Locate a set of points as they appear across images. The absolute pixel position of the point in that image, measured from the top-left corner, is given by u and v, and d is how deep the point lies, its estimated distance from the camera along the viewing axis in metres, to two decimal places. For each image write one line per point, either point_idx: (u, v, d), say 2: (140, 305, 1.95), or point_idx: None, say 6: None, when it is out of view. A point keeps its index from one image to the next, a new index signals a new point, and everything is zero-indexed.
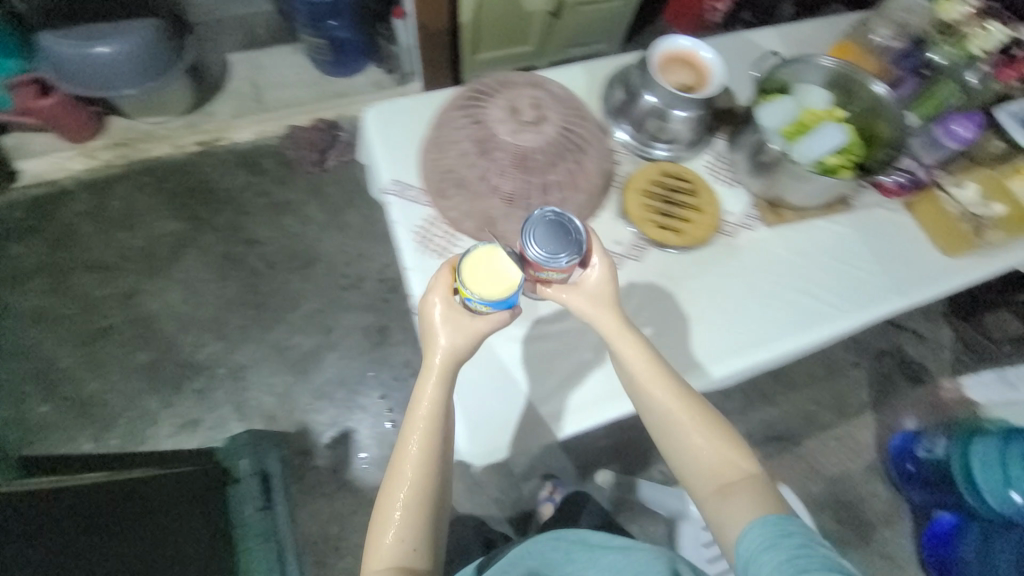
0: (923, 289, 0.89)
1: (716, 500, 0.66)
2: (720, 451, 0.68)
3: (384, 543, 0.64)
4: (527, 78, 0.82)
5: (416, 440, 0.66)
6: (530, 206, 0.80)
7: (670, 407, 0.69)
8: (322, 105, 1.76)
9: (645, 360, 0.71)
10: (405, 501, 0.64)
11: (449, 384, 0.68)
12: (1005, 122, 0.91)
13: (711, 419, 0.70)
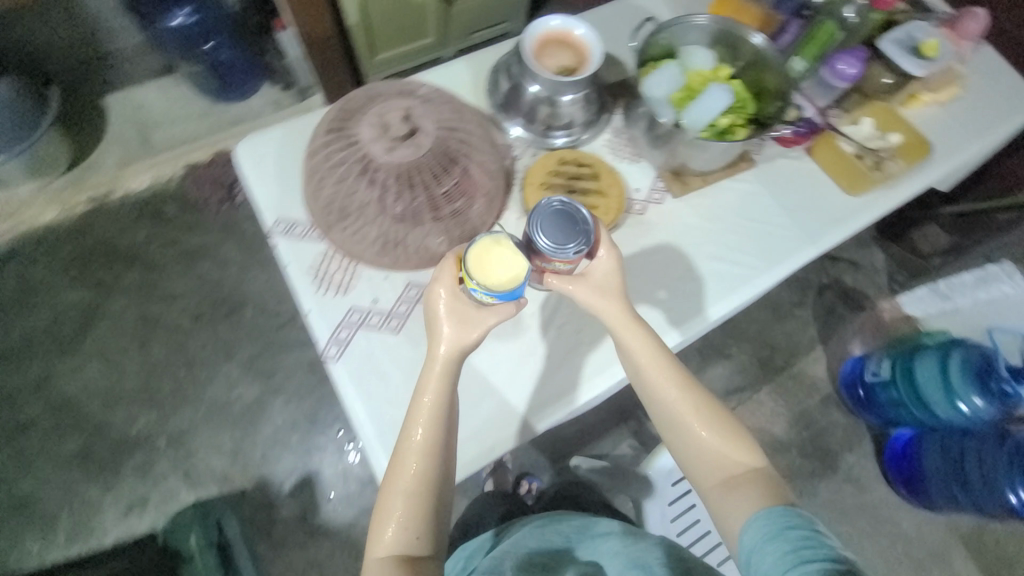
0: (831, 234, 0.90)
1: (721, 497, 0.65)
2: (732, 445, 0.67)
3: (383, 542, 0.59)
4: (396, 88, 0.77)
5: (424, 436, 0.62)
6: (422, 223, 0.74)
7: (673, 394, 0.69)
8: (218, 137, 1.64)
9: (648, 346, 0.70)
10: (406, 498, 0.60)
11: (451, 381, 0.64)
12: (890, 52, 0.91)
13: (718, 410, 0.69)
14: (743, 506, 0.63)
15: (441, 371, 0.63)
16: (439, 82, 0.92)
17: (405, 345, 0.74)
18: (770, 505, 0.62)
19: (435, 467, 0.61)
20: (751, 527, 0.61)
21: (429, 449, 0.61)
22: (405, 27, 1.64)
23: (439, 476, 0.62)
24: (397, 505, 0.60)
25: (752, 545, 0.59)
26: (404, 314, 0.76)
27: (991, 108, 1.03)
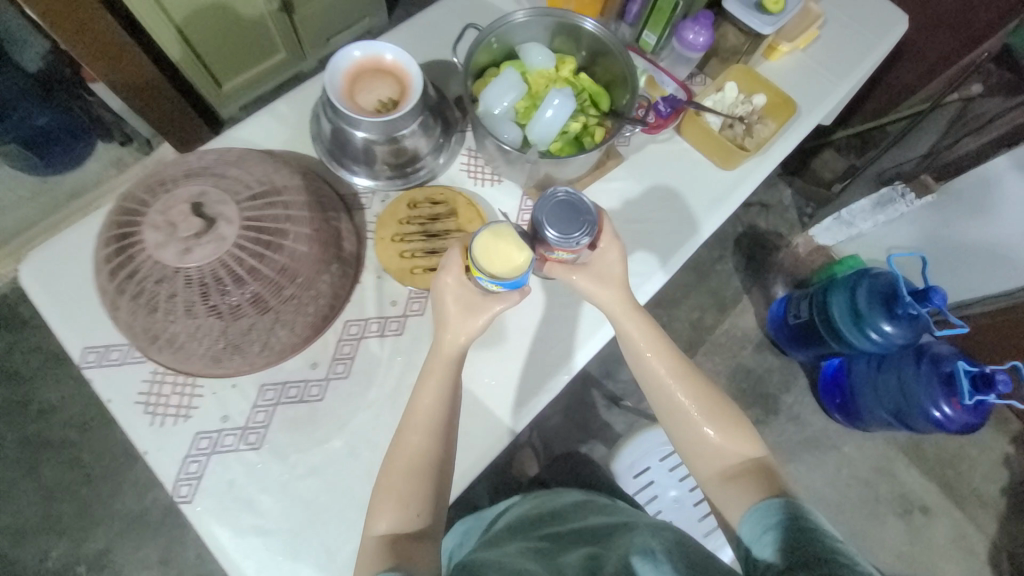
0: (718, 213, 0.86)
1: (720, 490, 0.66)
2: (731, 437, 0.68)
3: (379, 527, 0.58)
4: (181, 170, 0.64)
5: (426, 420, 0.62)
6: (251, 325, 0.63)
7: (671, 380, 0.71)
8: (58, 216, 1.42)
9: (648, 337, 0.71)
10: (399, 480, 0.59)
11: (455, 376, 0.65)
12: (736, 11, 0.83)
13: (721, 404, 0.70)
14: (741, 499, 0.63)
15: (448, 361, 0.64)
16: (257, 134, 0.79)
17: (271, 460, 0.65)
18: (764, 501, 0.60)
19: (435, 449, 0.61)
20: (748, 521, 0.60)
21: (431, 435, 0.61)
22: (247, 48, 1.44)
23: (438, 465, 0.61)
24: (392, 489, 0.59)
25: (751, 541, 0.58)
26: (264, 424, 0.66)
27: (851, 41, 1.00)
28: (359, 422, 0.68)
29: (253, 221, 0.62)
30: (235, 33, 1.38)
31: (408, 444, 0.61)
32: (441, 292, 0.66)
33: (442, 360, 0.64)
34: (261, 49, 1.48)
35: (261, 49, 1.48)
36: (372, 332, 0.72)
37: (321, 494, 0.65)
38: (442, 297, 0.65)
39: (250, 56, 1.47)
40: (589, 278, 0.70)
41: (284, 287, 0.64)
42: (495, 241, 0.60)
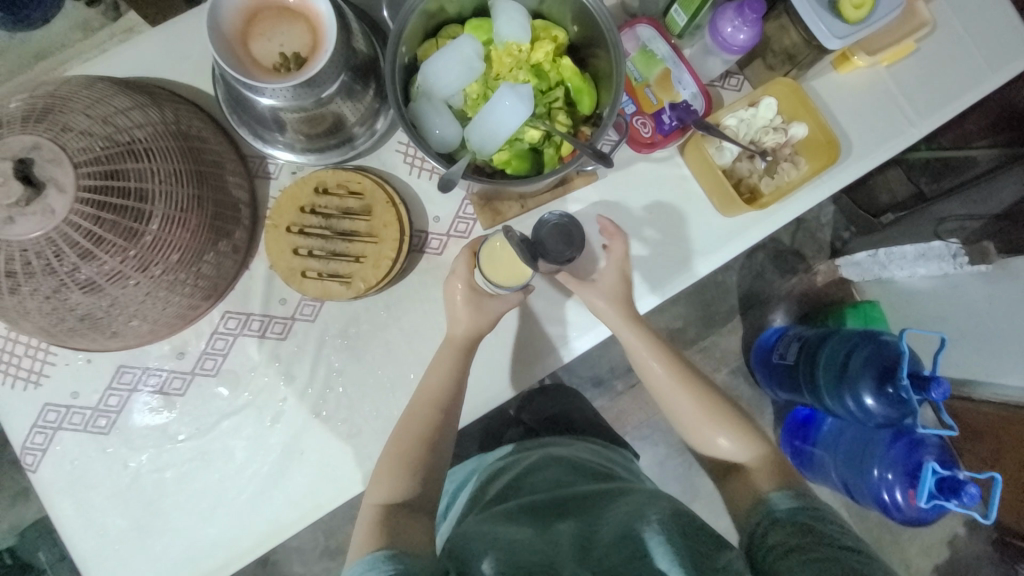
0: (700, 265, 0.70)
1: (726, 485, 0.59)
2: (731, 432, 0.61)
3: (377, 498, 0.52)
4: (20, 112, 0.52)
5: (429, 398, 0.58)
6: (94, 313, 0.55)
7: (674, 377, 0.63)
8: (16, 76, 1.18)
9: (651, 344, 0.63)
10: (401, 445, 0.55)
11: (464, 362, 0.60)
12: (801, 6, 0.60)
13: (715, 400, 0.62)
14: (742, 488, 0.57)
15: (454, 348, 0.60)
16: (158, 57, 0.65)
17: (118, 448, 0.62)
18: (773, 487, 0.54)
19: (436, 423, 0.56)
20: (755, 509, 0.53)
21: (434, 412, 0.57)
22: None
23: (443, 440, 0.57)
24: (393, 465, 0.54)
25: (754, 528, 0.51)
26: (115, 410, 0.62)
27: (950, 74, 0.77)
28: (216, 428, 0.62)
29: (92, 193, 0.50)
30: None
31: (407, 427, 0.56)
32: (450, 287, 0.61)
33: (446, 352, 0.60)
34: None
35: None
36: (251, 331, 0.64)
37: (167, 492, 0.62)
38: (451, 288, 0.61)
39: None
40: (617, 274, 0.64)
41: (127, 277, 0.54)
42: (497, 251, 0.63)
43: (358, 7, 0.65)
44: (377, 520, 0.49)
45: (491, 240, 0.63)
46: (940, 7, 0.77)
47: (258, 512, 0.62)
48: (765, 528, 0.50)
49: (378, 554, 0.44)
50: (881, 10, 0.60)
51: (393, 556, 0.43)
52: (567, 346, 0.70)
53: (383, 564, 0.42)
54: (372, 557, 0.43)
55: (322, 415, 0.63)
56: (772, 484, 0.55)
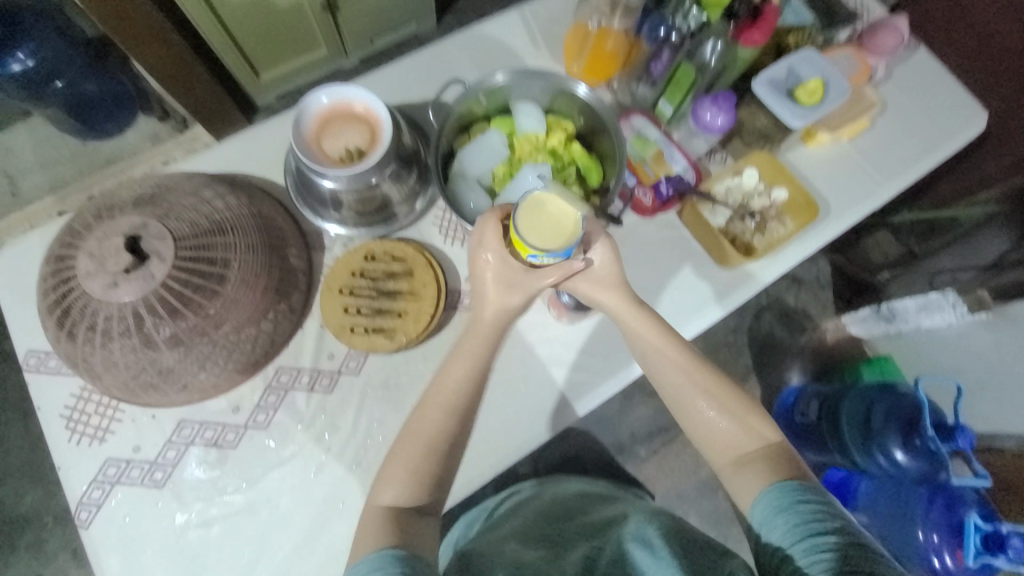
0: (708, 313, 0.77)
1: (729, 477, 0.55)
2: (733, 422, 0.56)
3: (387, 500, 0.52)
4: (133, 198, 0.63)
5: (445, 399, 0.55)
6: (169, 367, 0.62)
7: (665, 360, 0.59)
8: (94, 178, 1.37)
9: (634, 321, 0.61)
10: (411, 452, 0.53)
11: (488, 351, 0.58)
12: (765, 97, 0.73)
13: (716, 382, 0.58)
14: (748, 484, 0.52)
15: (484, 336, 0.58)
16: (238, 156, 0.79)
17: (169, 502, 0.65)
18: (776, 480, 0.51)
19: (448, 430, 0.54)
20: (754, 507, 0.50)
21: (450, 415, 0.55)
22: (287, 40, 1.35)
23: (458, 443, 0.55)
24: (397, 469, 0.53)
25: (757, 524, 0.49)
26: (170, 464, 0.66)
27: (906, 144, 0.89)
28: (262, 479, 0.66)
29: (187, 261, 0.60)
30: (273, 11, 1.25)
31: (420, 425, 0.54)
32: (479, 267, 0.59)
33: (463, 348, 0.57)
34: (300, 47, 1.39)
35: (299, 46, 1.39)
36: (301, 385, 0.69)
37: (211, 547, 0.64)
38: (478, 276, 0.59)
39: (290, 50, 1.39)
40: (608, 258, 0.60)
41: (204, 334, 0.62)
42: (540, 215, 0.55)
43: (402, 112, 0.80)
44: (386, 522, 0.50)
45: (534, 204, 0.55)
46: (888, 90, 0.91)
47: (297, 567, 0.63)
48: (766, 526, 0.48)
49: (381, 550, 0.46)
50: (834, 92, 0.73)
51: (388, 562, 0.44)
52: (592, 394, 0.74)
53: (392, 565, 0.44)
54: (379, 557, 0.45)
55: (362, 464, 0.67)
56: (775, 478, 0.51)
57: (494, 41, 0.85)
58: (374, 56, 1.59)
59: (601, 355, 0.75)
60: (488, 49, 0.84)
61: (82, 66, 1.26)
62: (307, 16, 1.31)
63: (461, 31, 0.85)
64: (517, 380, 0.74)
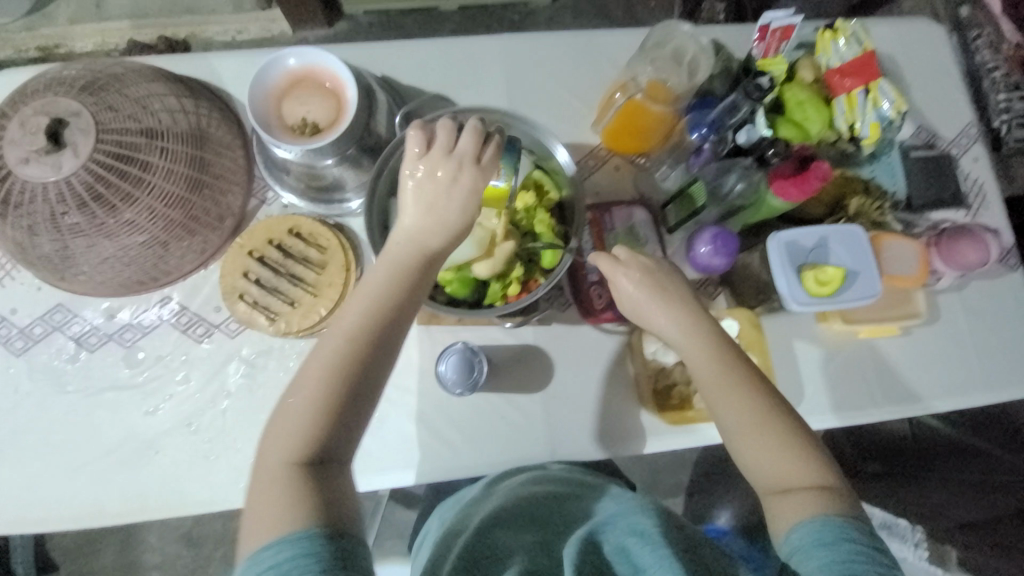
0: (604, 447, 0.68)
1: (770, 503, 0.47)
2: (780, 454, 0.48)
3: (281, 456, 0.45)
4: (81, 80, 0.61)
5: (352, 326, 0.47)
6: (52, 254, 0.61)
7: (722, 383, 0.50)
8: (165, 19, 1.35)
9: (690, 336, 0.51)
10: (318, 392, 0.46)
11: (403, 278, 0.49)
12: (772, 257, 0.63)
13: (773, 421, 0.48)
14: (794, 509, 0.45)
15: (408, 253, 0.49)
16: (232, 71, 0.75)
17: (18, 372, 0.66)
18: (827, 509, 0.45)
19: (354, 360, 0.46)
20: (790, 533, 0.45)
21: (365, 334, 0.47)
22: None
23: (383, 355, 0.48)
24: (298, 409, 0.45)
25: (788, 550, 0.44)
26: (36, 338, 0.67)
27: (939, 370, 0.73)
28: (103, 394, 0.66)
29: (99, 167, 0.57)
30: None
31: (318, 359, 0.47)
32: (419, 187, 0.48)
33: (373, 274, 0.49)
34: None
35: None
36: (178, 323, 0.68)
37: (31, 430, 0.65)
38: (411, 197, 0.48)
39: None
40: (644, 274, 0.52)
41: (96, 242, 0.60)
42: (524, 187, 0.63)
43: (408, 96, 0.74)
44: (292, 482, 0.44)
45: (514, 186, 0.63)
46: (948, 301, 0.74)
47: (91, 491, 0.64)
48: (802, 552, 0.43)
49: (297, 534, 0.41)
50: (856, 288, 0.63)
51: (316, 551, 0.40)
52: (444, 473, 0.66)
53: (323, 556, 0.40)
54: (301, 539, 0.41)
55: (192, 427, 0.65)
56: (825, 509, 0.45)
57: (539, 61, 0.76)
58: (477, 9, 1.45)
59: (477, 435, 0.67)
60: (527, 68, 0.76)
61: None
62: None
63: (511, 36, 0.76)
64: (372, 424, 0.66)
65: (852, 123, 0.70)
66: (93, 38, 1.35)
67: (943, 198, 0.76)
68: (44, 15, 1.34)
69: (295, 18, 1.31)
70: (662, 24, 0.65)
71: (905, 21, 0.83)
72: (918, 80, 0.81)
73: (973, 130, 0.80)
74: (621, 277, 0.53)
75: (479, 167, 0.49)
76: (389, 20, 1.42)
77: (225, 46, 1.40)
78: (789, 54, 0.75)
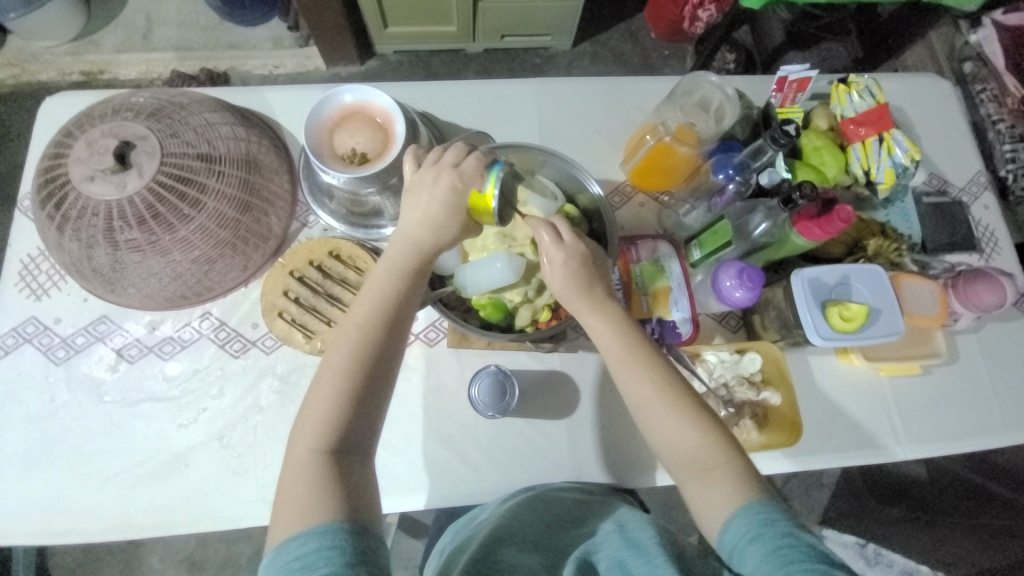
0: (629, 476, 0.68)
1: (693, 492, 0.50)
2: (699, 444, 0.51)
3: (311, 445, 0.47)
4: (147, 106, 0.66)
5: (367, 322, 0.51)
6: (105, 268, 0.64)
7: (638, 375, 0.53)
8: (208, 52, 1.43)
9: (618, 330, 0.54)
10: (336, 390, 0.49)
11: (408, 279, 0.53)
12: (796, 293, 0.65)
13: (692, 410, 0.52)
14: (715, 499, 0.48)
15: (410, 257, 0.53)
16: (283, 104, 0.80)
17: (56, 382, 0.68)
18: (747, 497, 0.47)
19: (365, 357, 0.50)
20: (721, 526, 0.47)
21: (374, 331, 0.51)
22: (424, 6, 1.31)
23: (391, 351, 0.51)
24: (322, 404, 0.48)
25: (727, 549, 0.46)
26: (77, 349, 0.69)
27: (960, 409, 0.73)
28: (136, 406, 0.67)
29: (160, 187, 0.61)
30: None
31: (333, 357, 0.50)
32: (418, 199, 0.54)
33: (378, 276, 0.53)
34: (434, 17, 1.36)
35: (434, 17, 1.36)
36: (216, 338, 0.70)
37: (64, 439, 0.66)
38: (415, 209, 0.54)
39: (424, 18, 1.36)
40: (569, 267, 0.55)
41: (148, 257, 0.63)
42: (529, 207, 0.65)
43: (446, 131, 0.79)
44: (320, 473, 0.46)
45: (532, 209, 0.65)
46: (965, 342, 0.76)
47: (117, 503, 0.64)
48: (740, 549, 0.45)
49: (320, 527, 0.43)
50: (876, 326, 0.65)
51: (341, 545, 0.42)
52: (468, 498, 0.66)
53: (349, 544, 0.42)
54: (325, 531, 0.43)
55: (223, 441, 0.66)
56: (740, 495, 0.48)
57: (571, 103, 0.81)
58: (501, 52, 1.52)
59: (503, 459, 0.68)
60: (560, 109, 0.80)
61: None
62: None
63: (545, 80, 0.81)
64: (398, 445, 0.67)
65: (867, 169, 0.74)
66: (137, 66, 1.42)
67: (956, 242, 0.79)
68: (90, 42, 1.40)
69: (330, 54, 1.39)
70: (690, 74, 0.70)
71: (913, 76, 0.88)
72: (928, 131, 0.86)
73: (982, 178, 0.84)
74: (557, 249, 0.55)
75: (473, 180, 0.54)
76: (418, 60, 1.50)
77: (261, 79, 1.48)
78: (805, 104, 0.80)
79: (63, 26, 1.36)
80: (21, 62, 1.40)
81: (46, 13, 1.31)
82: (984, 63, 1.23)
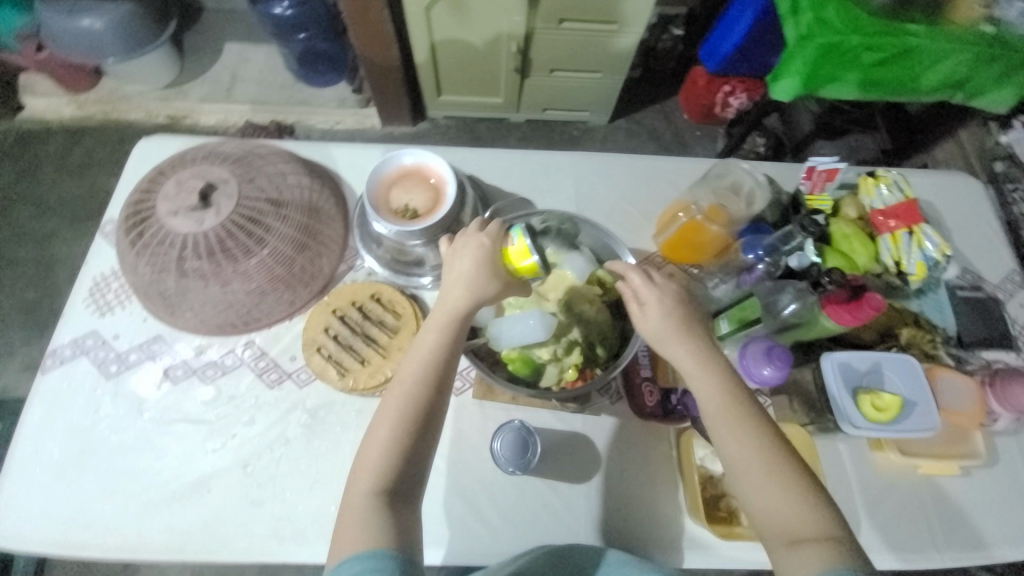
0: (646, 550, 0.66)
1: (781, 556, 0.48)
2: (793, 509, 0.48)
3: (364, 488, 0.50)
4: (232, 154, 0.74)
5: (416, 372, 0.53)
6: (171, 292, 0.70)
7: (740, 432, 0.51)
8: (280, 107, 1.59)
9: (718, 383, 0.53)
10: (394, 437, 0.51)
11: (453, 331, 0.56)
12: (828, 374, 0.66)
13: (786, 474, 0.50)
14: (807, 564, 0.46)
15: (449, 318, 0.56)
16: (346, 158, 0.88)
17: (103, 393, 0.72)
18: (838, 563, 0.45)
19: (419, 411, 0.52)
20: None
21: (425, 381, 0.53)
22: (475, 79, 1.45)
23: (441, 401, 0.53)
24: (376, 447, 0.51)
25: None
26: (129, 364, 0.74)
27: (1006, 516, 0.69)
28: (171, 425, 0.70)
29: (231, 224, 0.68)
30: (476, 59, 1.38)
31: (389, 402, 0.53)
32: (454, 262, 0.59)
33: (426, 331, 0.56)
34: (485, 89, 1.49)
35: (485, 88, 1.49)
36: (255, 367, 0.74)
37: (99, 450, 0.69)
38: (453, 273, 0.58)
39: (476, 89, 1.50)
40: (669, 302, 0.56)
41: (210, 286, 0.69)
42: (558, 279, 0.69)
43: (490, 193, 0.85)
44: (374, 513, 0.48)
45: (563, 275, 0.69)
46: (1006, 444, 0.72)
47: (137, 522, 0.65)
48: None
49: (366, 552, 0.46)
50: (910, 417, 0.64)
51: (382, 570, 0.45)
52: (477, 555, 0.65)
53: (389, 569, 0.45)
54: (370, 558, 0.46)
55: (247, 469, 0.68)
56: (836, 562, 0.46)
57: (609, 175, 0.86)
58: (543, 122, 1.64)
59: (518, 517, 0.66)
60: (597, 181, 0.86)
61: (326, 28, 1.46)
62: (501, 70, 1.41)
63: (585, 153, 0.88)
64: None
65: (897, 259, 0.76)
66: (215, 114, 1.60)
67: (993, 338, 0.78)
68: (179, 90, 1.59)
69: (387, 113, 1.53)
70: (724, 160, 0.76)
71: (942, 174, 0.91)
72: (959, 226, 0.87)
73: (1017, 277, 0.84)
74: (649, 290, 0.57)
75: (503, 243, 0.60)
76: (465, 124, 1.63)
77: (323, 132, 1.63)
78: (832, 192, 0.83)
79: (160, 76, 1.55)
80: (114, 102, 1.58)
81: (146, 64, 1.50)
82: (1016, 163, 1.25)
